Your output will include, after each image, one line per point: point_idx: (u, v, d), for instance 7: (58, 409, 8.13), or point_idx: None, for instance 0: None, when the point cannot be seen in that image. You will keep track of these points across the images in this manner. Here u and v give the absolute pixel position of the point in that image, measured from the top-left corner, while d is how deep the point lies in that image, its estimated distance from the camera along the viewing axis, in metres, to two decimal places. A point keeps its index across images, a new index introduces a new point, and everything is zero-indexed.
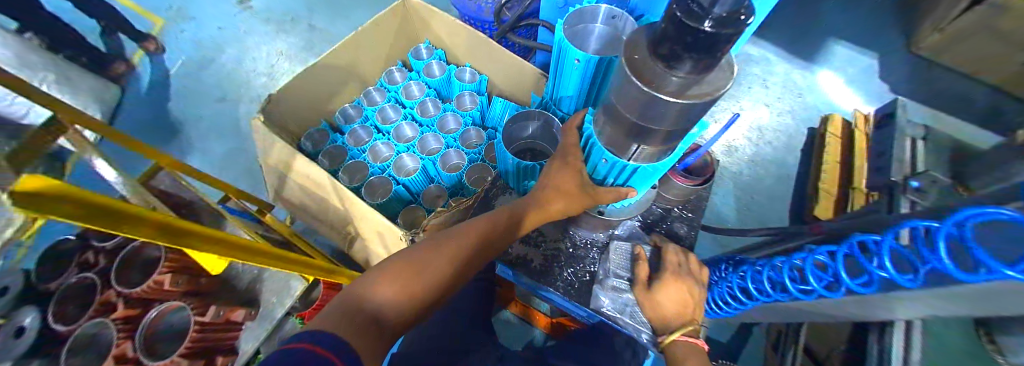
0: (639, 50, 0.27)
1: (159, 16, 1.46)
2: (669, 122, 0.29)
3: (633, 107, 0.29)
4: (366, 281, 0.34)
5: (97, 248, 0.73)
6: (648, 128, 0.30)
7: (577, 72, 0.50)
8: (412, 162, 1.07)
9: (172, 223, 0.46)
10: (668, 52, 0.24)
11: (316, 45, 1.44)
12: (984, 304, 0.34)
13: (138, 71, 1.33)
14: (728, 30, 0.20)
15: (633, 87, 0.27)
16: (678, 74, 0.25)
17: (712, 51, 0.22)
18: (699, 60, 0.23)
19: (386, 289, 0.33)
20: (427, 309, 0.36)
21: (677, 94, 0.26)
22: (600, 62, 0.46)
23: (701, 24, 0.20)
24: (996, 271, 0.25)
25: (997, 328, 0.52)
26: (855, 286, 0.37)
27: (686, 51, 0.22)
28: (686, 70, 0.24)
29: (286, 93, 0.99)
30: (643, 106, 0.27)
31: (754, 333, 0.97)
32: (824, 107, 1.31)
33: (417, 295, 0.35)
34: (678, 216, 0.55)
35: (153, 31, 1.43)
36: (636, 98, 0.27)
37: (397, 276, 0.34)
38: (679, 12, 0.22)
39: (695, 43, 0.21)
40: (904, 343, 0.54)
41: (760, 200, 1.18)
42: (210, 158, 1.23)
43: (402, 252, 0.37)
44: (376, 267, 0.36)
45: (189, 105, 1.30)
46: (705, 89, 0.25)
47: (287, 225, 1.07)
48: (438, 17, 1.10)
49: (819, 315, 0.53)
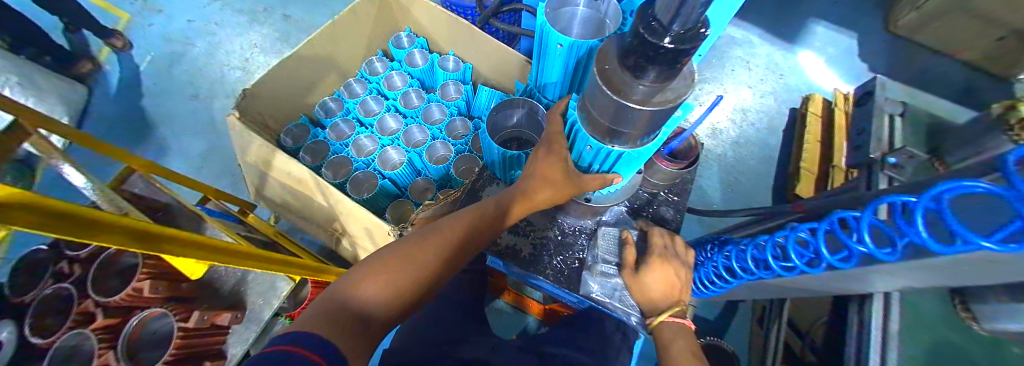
0: (610, 60, 0.29)
1: (123, 9, 1.38)
2: (637, 126, 0.31)
3: (605, 113, 0.31)
4: (350, 278, 0.33)
5: (70, 258, 0.69)
6: (618, 131, 0.32)
7: (561, 58, 0.48)
8: (397, 155, 1.04)
9: (148, 229, 0.44)
10: (634, 63, 0.26)
11: (292, 36, 1.38)
12: (956, 274, 0.35)
13: (105, 69, 1.26)
14: (685, 46, 0.22)
15: (603, 95, 0.29)
16: (643, 83, 0.26)
17: (673, 63, 0.24)
18: (662, 71, 0.25)
19: (370, 286, 0.32)
20: (415, 304, 0.35)
21: (643, 102, 0.28)
22: (585, 46, 0.45)
23: (661, 42, 0.22)
24: (971, 242, 0.26)
25: (972, 296, 0.55)
26: (835, 261, 0.38)
27: (649, 64, 0.24)
28: (651, 80, 0.25)
29: (262, 88, 0.95)
30: (613, 112, 0.29)
31: (740, 309, 1.00)
32: (805, 88, 1.33)
33: (405, 290, 0.34)
34: (665, 200, 0.55)
35: (118, 25, 1.35)
36: (608, 105, 0.29)
37: (383, 272, 0.33)
38: (641, 30, 0.24)
39: (656, 57, 0.23)
40: (882, 315, 0.56)
41: (744, 180, 1.20)
42: (186, 159, 1.19)
43: (388, 247, 0.36)
44: (361, 263, 0.35)
45: (161, 104, 1.24)
46: (668, 97, 0.28)
47: (271, 225, 1.05)
48: (419, 4, 1.06)
49: (801, 291, 0.54)
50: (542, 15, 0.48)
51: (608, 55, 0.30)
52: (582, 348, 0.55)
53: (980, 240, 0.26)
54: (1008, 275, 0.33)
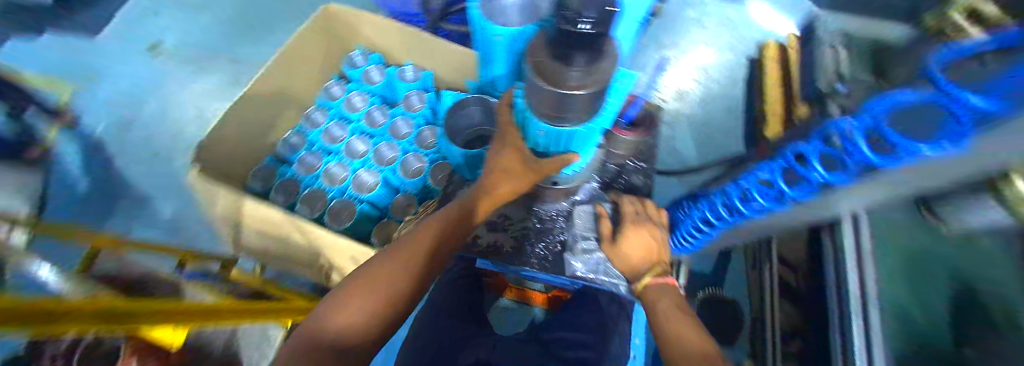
0: (539, 52, 0.29)
1: (65, 82, 1.28)
2: (579, 111, 0.32)
3: (546, 103, 0.31)
4: (324, 311, 0.33)
5: (49, 353, 0.66)
6: (563, 117, 0.33)
7: (500, 48, 0.48)
8: (370, 177, 1.00)
9: (115, 308, 0.42)
10: (559, 50, 0.26)
11: (242, 78, 1.34)
12: (906, 185, 0.37)
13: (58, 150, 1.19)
14: (600, 29, 0.26)
15: (538, 86, 0.29)
16: (575, 68, 0.27)
17: (594, 45, 0.27)
18: (589, 53, 0.27)
19: (345, 313, 0.32)
20: (395, 324, 0.35)
21: (580, 86, 0.28)
22: (520, 34, 0.44)
23: (578, 29, 0.25)
24: (912, 152, 0.28)
25: (934, 200, 0.58)
26: (797, 194, 0.40)
27: (575, 48, 0.27)
28: (582, 63, 0.27)
29: (220, 136, 0.93)
30: (556, 102, 0.30)
31: (733, 258, 1.01)
32: (756, 34, 1.36)
33: (380, 313, 0.33)
34: (633, 169, 0.55)
35: (63, 101, 1.25)
36: (549, 96, 0.30)
37: (354, 300, 0.33)
38: (561, 22, 0.26)
39: (578, 41, 0.26)
40: (855, 234, 0.59)
41: (715, 135, 1.23)
42: (158, 223, 1.14)
43: (356, 273, 0.36)
44: (330, 295, 0.34)
45: (120, 173, 1.19)
46: (598, 79, 0.28)
47: (257, 273, 1.02)
48: (363, 20, 1.04)
49: (777, 228, 0.56)
50: (474, 8, 0.48)
51: (538, 47, 0.29)
52: (581, 328, 0.55)
53: (922, 149, 0.27)
54: (951, 176, 0.34)
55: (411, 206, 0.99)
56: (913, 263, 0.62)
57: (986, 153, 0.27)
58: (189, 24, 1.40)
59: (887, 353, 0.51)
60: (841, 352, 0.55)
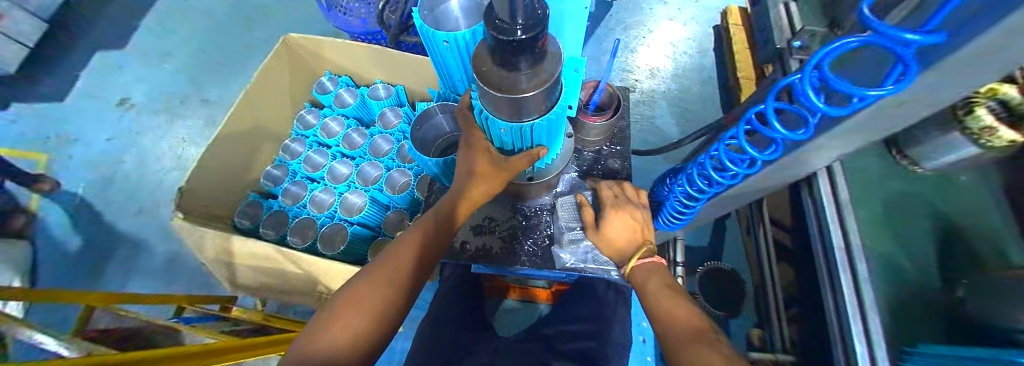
0: (484, 60, 0.29)
1: (38, 149, 1.25)
2: (536, 109, 0.32)
3: (502, 107, 0.31)
4: (310, 333, 0.32)
5: None
6: (522, 117, 0.33)
7: (451, 54, 0.48)
8: (358, 198, 1.01)
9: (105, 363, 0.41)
10: (502, 58, 0.26)
11: (214, 120, 1.32)
12: (871, 131, 0.38)
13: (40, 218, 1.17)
14: (535, 32, 0.24)
15: (491, 95, 0.29)
16: (522, 72, 0.27)
17: (535, 48, 0.26)
18: (532, 57, 0.26)
19: (332, 332, 0.32)
20: (385, 339, 0.35)
21: (533, 88, 0.28)
22: (466, 39, 0.44)
23: (515, 36, 0.23)
24: (864, 97, 0.28)
25: (908, 143, 0.58)
26: (766, 156, 0.40)
27: (517, 56, 0.26)
28: (527, 68, 0.27)
29: (200, 180, 0.92)
30: (511, 105, 0.30)
31: (728, 227, 1.02)
32: (718, 3, 1.38)
33: (367, 329, 0.33)
34: (610, 154, 0.56)
35: (39, 168, 1.22)
36: (502, 101, 0.30)
37: (340, 319, 0.33)
38: (493, 32, 0.24)
39: (517, 48, 0.25)
40: (831, 185, 0.60)
41: (693, 108, 1.24)
42: (151, 277, 1.12)
43: (341, 292, 0.36)
44: (316, 317, 0.34)
45: (110, 231, 1.17)
46: (545, 77, 0.28)
47: (259, 311, 1.01)
48: (326, 44, 1.03)
49: (758, 192, 0.57)
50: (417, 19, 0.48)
51: (482, 57, 0.29)
52: (581, 321, 0.56)
53: (870, 92, 0.27)
54: (912, 115, 0.35)
55: (404, 221, 0.99)
56: (901, 206, 0.62)
57: (941, 84, 0.27)
58: (153, 72, 1.38)
59: (875, 304, 0.52)
60: (834, 309, 0.55)
